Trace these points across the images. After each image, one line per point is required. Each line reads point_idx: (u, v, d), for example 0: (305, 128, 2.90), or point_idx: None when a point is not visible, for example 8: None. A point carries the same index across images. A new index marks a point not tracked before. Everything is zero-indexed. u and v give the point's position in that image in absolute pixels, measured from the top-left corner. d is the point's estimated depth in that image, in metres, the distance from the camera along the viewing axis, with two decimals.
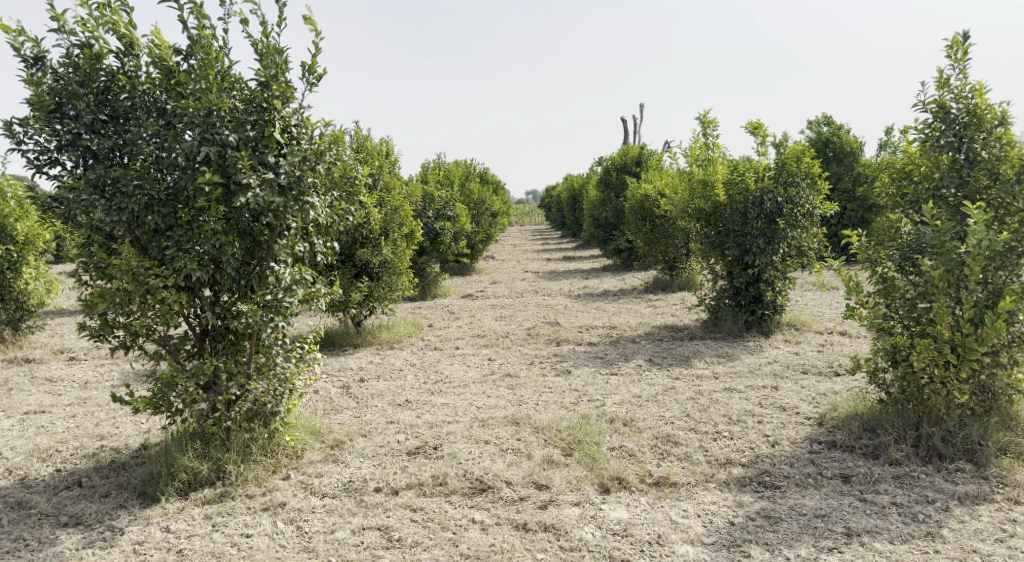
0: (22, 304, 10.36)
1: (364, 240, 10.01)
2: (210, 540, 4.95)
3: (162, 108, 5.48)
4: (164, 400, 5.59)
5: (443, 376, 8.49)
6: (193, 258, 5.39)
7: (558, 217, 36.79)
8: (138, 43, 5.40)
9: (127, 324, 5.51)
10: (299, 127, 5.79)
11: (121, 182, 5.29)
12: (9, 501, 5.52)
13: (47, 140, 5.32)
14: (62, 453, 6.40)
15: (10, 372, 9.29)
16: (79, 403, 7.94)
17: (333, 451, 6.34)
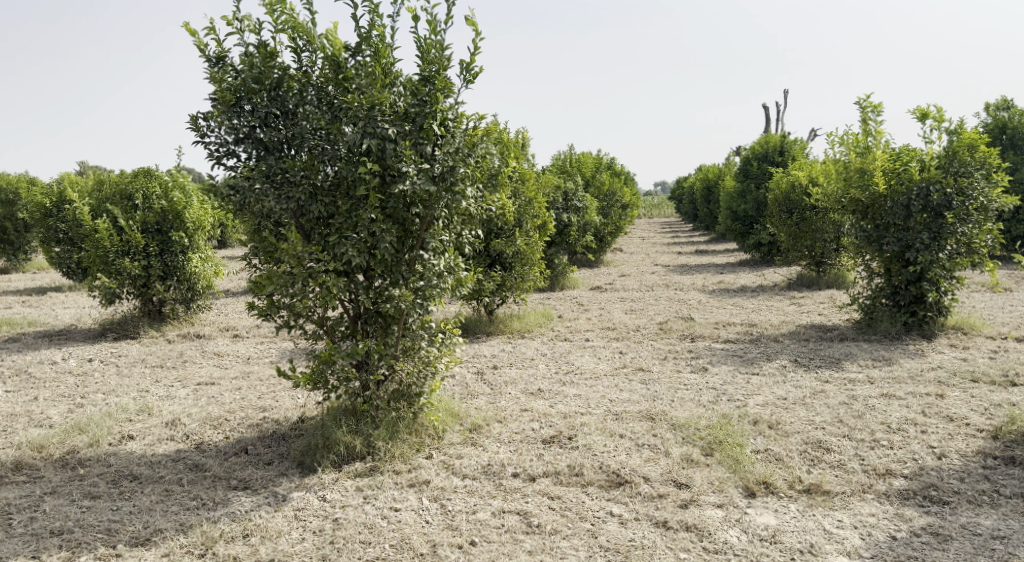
0: (194, 285, 11.34)
1: (499, 231, 10.18)
2: (362, 511, 5.22)
3: (330, 102, 5.81)
4: (322, 377, 5.94)
5: (575, 367, 8.51)
6: (352, 244, 5.70)
7: (691, 209, 35.80)
8: (310, 40, 5.74)
9: (291, 305, 5.93)
10: (454, 121, 6.00)
11: (290, 172, 5.67)
12: (187, 463, 6.07)
13: (226, 133, 5.77)
14: (230, 422, 6.97)
15: (183, 346, 10.20)
16: (243, 377, 8.61)
17: (472, 434, 6.51)
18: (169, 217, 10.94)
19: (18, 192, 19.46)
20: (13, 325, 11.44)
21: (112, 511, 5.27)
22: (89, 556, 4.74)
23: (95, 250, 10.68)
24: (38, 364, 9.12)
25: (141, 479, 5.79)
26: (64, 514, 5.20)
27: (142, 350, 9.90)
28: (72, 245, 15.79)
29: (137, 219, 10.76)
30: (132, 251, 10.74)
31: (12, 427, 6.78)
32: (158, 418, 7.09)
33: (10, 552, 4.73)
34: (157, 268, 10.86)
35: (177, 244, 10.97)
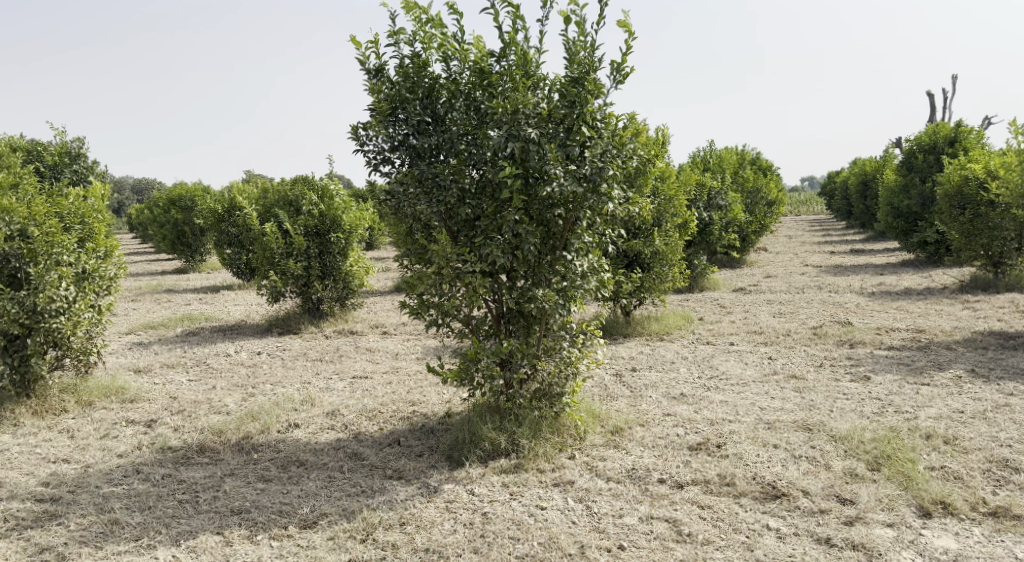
0: (347, 284, 11.97)
1: (637, 231, 10.01)
2: (510, 508, 5.29)
3: (478, 107, 5.94)
4: (467, 374, 6.09)
5: (720, 372, 8.22)
6: (498, 245, 5.80)
7: (844, 205, 33.64)
8: (462, 48, 5.89)
9: (439, 304, 6.13)
10: (602, 121, 5.97)
11: (441, 177, 5.85)
12: (346, 452, 6.42)
13: (383, 141, 6.05)
14: (383, 415, 7.30)
15: (337, 341, 10.80)
16: (392, 371, 8.99)
17: (614, 436, 6.44)
18: (327, 221, 11.62)
19: (195, 200, 21.34)
20: (192, 320, 12.58)
21: (283, 494, 5.66)
22: (264, 534, 5.10)
23: (264, 253, 11.59)
24: (215, 356, 9.97)
25: (307, 465, 6.18)
26: (242, 494, 5.64)
27: (302, 345, 10.58)
28: (241, 247, 17.14)
29: (299, 224, 11.52)
30: (294, 252, 11.53)
31: (195, 413, 7.45)
32: (319, 408, 7.54)
33: (198, 526, 5.18)
34: (316, 269, 11.58)
35: (334, 246, 11.64)
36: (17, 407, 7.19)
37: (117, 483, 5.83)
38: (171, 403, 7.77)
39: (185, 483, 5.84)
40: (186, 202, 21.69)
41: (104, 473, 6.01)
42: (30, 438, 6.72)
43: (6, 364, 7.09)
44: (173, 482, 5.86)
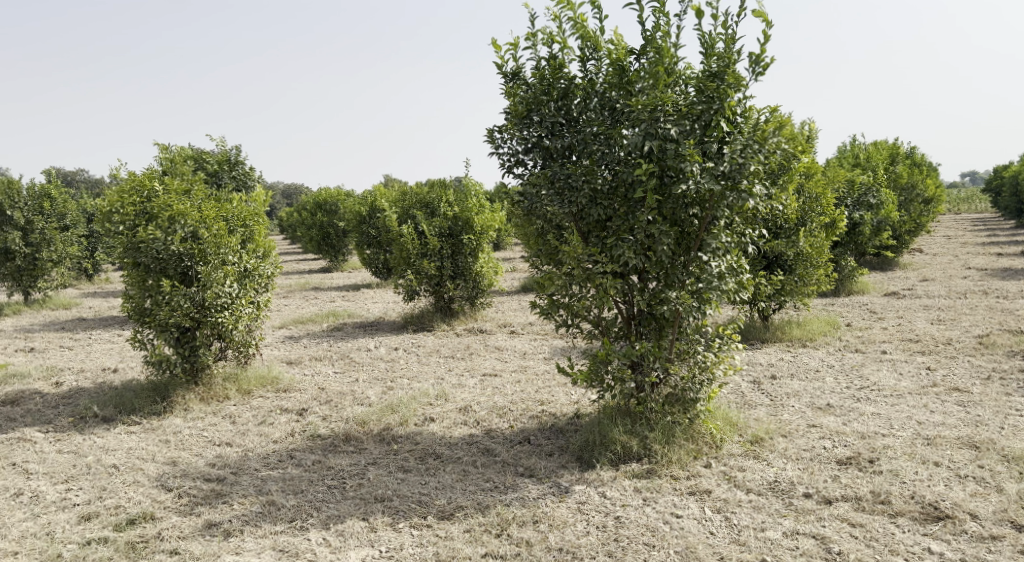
0: (478, 283, 12.20)
1: (779, 231, 9.58)
2: (644, 513, 5.21)
3: (613, 106, 5.89)
4: (598, 376, 6.05)
5: (870, 382, 7.71)
6: (630, 245, 5.72)
7: (1012, 203, 30.68)
8: (599, 46, 5.86)
9: (570, 304, 6.15)
10: (742, 116, 5.77)
11: (573, 178, 5.85)
12: (479, 447, 6.56)
13: (517, 144, 6.13)
14: (514, 412, 7.40)
15: (469, 339, 11.04)
16: (523, 370, 9.08)
17: (754, 446, 6.19)
18: (460, 223, 11.92)
19: (338, 204, 22.42)
20: (335, 316, 13.26)
21: (421, 485, 5.85)
22: (405, 523, 5.30)
23: (401, 253, 12.08)
24: (356, 350, 10.47)
25: (442, 458, 6.37)
26: (384, 483, 5.88)
27: (436, 342, 10.89)
28: (380, 248, 17.90)
29: (434, 225, 11.89)
30: (429, 253, 11.91)
31: (340, 403, 7.86)
32: (452, 404, 7.74)
33: (345, 512, 5.45)
34: (449, 269, 11.90)
35: (466, 247, 11.92)
36: (187, 392, 7.87)
37: (273, 467, 6.24)
38: (319, 394, 8.24)
39: (332, 470, 6.16)
40: (330, 206, 22.92)
41: (261, 457, 6.45)
42: (198, 422, 7.33)
43: (179, 353, 7.77)
44: (321, 468, 6.21)
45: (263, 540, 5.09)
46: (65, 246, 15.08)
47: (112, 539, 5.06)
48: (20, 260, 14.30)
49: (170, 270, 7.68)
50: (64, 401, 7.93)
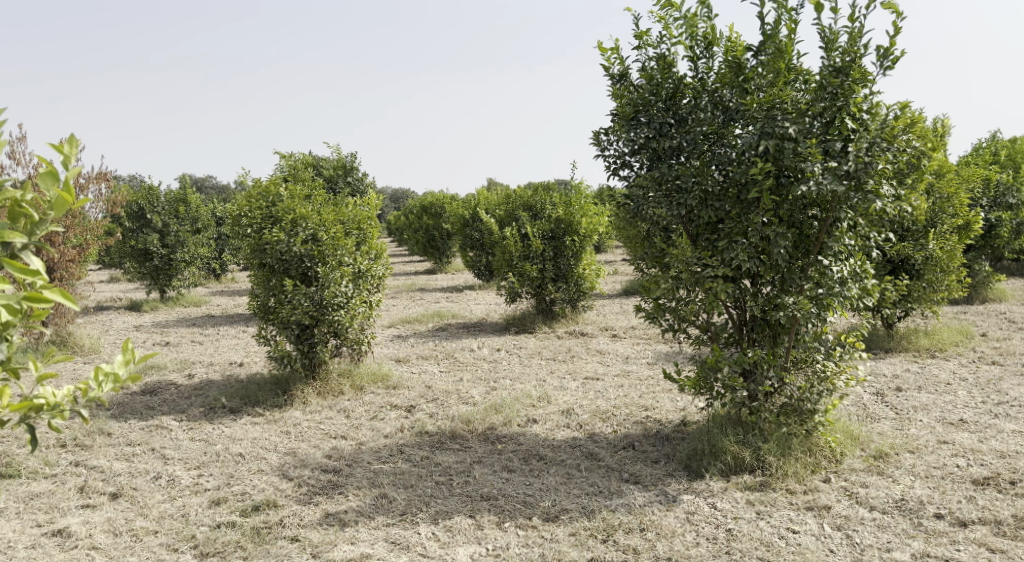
0: (580, 286, 12.08)
1: (906, 233, 9.05)
2: (757, 527, 5.03)
3: (726, 105, 5.74)
4: (707, 383, 5.89)
5: (1009, 397, 7.16)
6: (743, 248, 5.54)
7: None
8: (713, 44, 5.72)
9: (676, 308, 6.02)
10: (869, 113, 5.50)
11: (682, 179, 5.74)
12: (583, 451, 6.53)
13: (624, 145, 6.06)
14: (618, 417, 7.33)
15: (572, 342, 10.99)
16: (626, 375, 8.98)
17: (877, 462, 5.87)
18: (563, 226, 11.91)
19: (443, 207, 22.85)
20: (441, 317, 13.52)
21: (526, 486, 5.89)
22: (511, 523, 5.34)
23: (504, 256, 12.23)
24: (460, 350, 10.65)
25: (546, 460, 6.38)
26: (490, 482, 5.95)
27: (539, 344, 10.93)
28: (483, 250, 18.13)
29: (537, 228, 11.96)
30: (532, 255, 11.98)
31: (446, 402, 8.01)
32: (555, 406, 7.74)
33: (453, 508, 5.55)
34: (550, 271, 11.88)
35: (569, 249, 11.90)
36: (305, 386, 8.23)
37: (384, 461, 6.43)
38: (425, 392, 8.43)
39: (439, 466, 6.29)
40: (436, 209, 23.42)
41: (374, 450, 6.67)
42: (314, 415, 7.65)
43: (298, 349, 8.15)
44: (429, 464, 6.35)
45: (376, 532, 5.25)
46: (196, 247, 16.12)
47: (239, 523, 5.36)
48: (157, 260, 15.37)
49: (292, 270, 8.07)
50: (195, 392, 8.47)
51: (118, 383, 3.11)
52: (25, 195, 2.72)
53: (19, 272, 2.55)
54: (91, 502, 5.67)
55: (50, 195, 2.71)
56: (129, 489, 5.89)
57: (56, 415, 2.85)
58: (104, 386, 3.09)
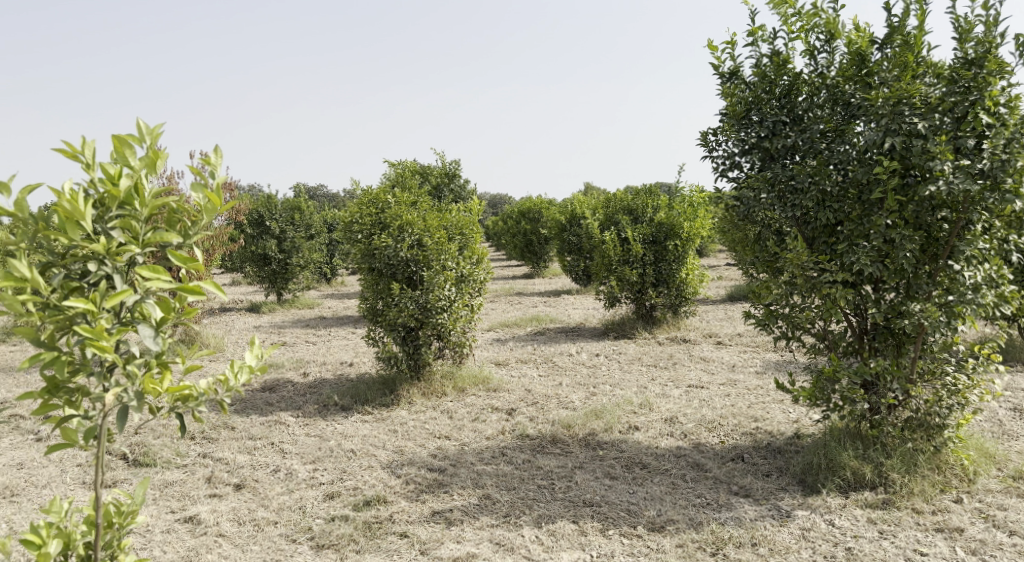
0: (682, 291, 11.81)
1: None
2: (881, 547, 4.78)
3: (847, 100, 5.47)
4: (824, 393, 5.63)
5: None
6: (865, 252, 5.27)
7: None
8: (833, 37, 5.48)
9: (790, 315, 5.79)
10: (1006, 106, 5.12)
11: (798, 179, 5.49)
12: (689, 461, 6.38)
13: (734, 144, 5.90)
14: (726, 427, 7.12)
15: (674, 348, 10.77)
16: (733, 383, 8.72)
17: (1016, 483, 5.46)
18: (665, 229, 11.70)
19: (542, 212, 22.90)
20: (539, 322, 13.54)
21: (630, 493, 5.81)
22: (616, 530, 5.27)
23: (603, 260, 12.15)
24: (559, 355, 10.63)
25: (650, 468, 6.27)
26: (594, 488, 5.90)
27: (639, 349, 10.77)
28: (581, 254, 18.05)
29: (638, 232, 11.79)
30: (631, 260, 11.82)
31: (547, 406, 8.02)
32: (657, 413, 7.60)
33: (557, 513, 5.54)
34: (650, 276, 11.70)
35: (670, 254, 11.66)
36: (410, 387, 8.42)
37: (487, 462, 6.50)
38: (526, 395, 8.46)
39: (542, 470, 6.29)
40: (534, 214, 23.48)
41: (477, 451, 6.74)
42: (419, 415, 7.83)
43: (404, 350, 8.37)
44: (532, 467, 6.36)
45: (481, 532, 5.30)
46: (308, 251, 16.83)
47: (352, 518, 5.53)
48: (274, 264, 16.17)
49: (398, 274, 8.28)
50: (309, 390, 8.84)
51: (252, 373, 3.27)
52: (182, 201, 2.99)
53: (177, 264, 2.82)
54: (217, 492, 6.00)
55: (201, 203, 2.98)
56: (251, 481, 6.19)
57: (201, 404, 3.04)
58: (239, 376, 3.26)
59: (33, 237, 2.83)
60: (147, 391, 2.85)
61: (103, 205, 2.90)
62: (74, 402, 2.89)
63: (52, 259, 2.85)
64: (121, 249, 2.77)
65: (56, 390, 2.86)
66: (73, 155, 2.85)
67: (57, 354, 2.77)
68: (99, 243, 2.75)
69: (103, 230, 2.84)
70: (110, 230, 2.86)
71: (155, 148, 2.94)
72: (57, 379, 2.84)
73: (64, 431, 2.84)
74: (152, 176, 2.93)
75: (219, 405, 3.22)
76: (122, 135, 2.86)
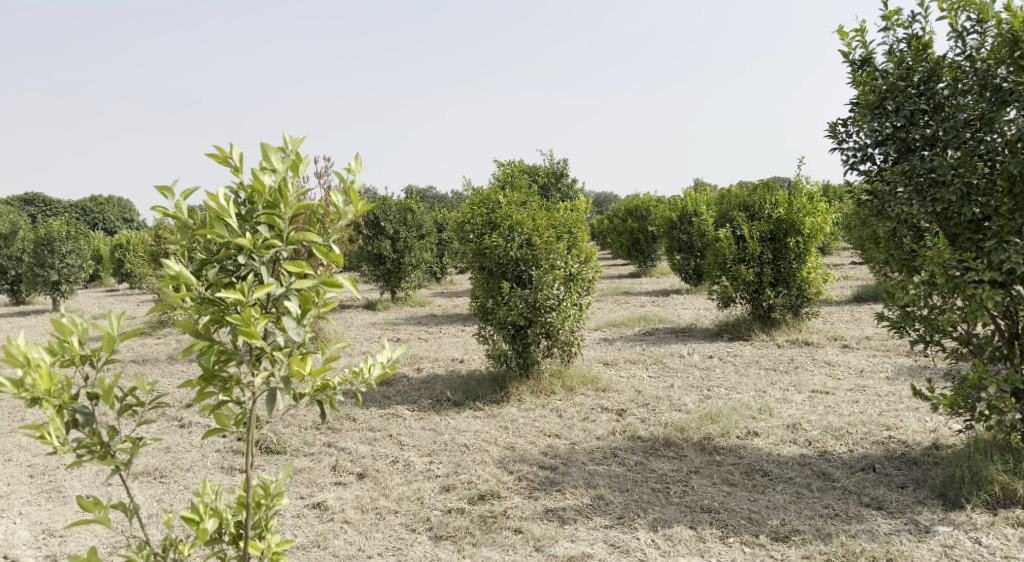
0: (804, 291, 11.28)
1: None
2: None
3: (997, 86, 5.05)
4: (967, 401, 5.21)
5: None
6: (1017, 249, 4.86)
7: None
8: (980, 18, 5.09)
9: (929, 318, 5.42)
10: None
11: (940, 171, 5.14)
12: (815, 469, 6.08)
13: (867, 136, 5.55)
14: (854, 435, 6.75)
15: (794, 351, 10.31)
16: (860, 389, 8.25)
17: None
18: (784, 226, 11.21)
19: (649, 209, 22.47)
20: (648, 321, 13.30)
21: (750, 501, 5.60)
22: (736, 538, 5.10)
23: (717, 258, 11.78)
24: (670, 356, 10.40)
25: (772, 476, 6.02)
26: (712, 494, 5.72)
27: (756, 352, 10.37)
28: (692, 253, 17.58)
29: (754, 229, 11.34)
30: (747, 258, 11.39)
31: (659, 408, 7.86)
32: (779, 419, 7.29)
33: (673, 517, 5.41)
34: (769, 275, 11.22)
35: (790, 252, 11.15)
36: (520, 385, 8.46)
37: (599, 462, 6.43)
38: (637, 396, 8.32)
39: (656, 473, 6.16)
40: (641, 212, 23.02)
41: (588, 451, 6.69)
42: (530, 412, 7.85)
43: (514, 348, 8.42)
44: (645, 470, 6.24)
45: (596, 532, 5.25)
46: (420, 250, 17.24)
47: (468, 511, 5.61)
48: (388, 263, 16.68)
49: (508, 273, 8.33)
50: (423, 385, 9.05)
51: (384, 369, 3.46)
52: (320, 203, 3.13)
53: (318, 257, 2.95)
54: (342, 480, 6.24)
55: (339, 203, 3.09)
56: (373, 470, 6.41)
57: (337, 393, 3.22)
58: (372, 370, 3.46)
59: (189, 236, 3.02)
60: (292, 374, 3.00)
61: (251, 207, 3.06)
62: (228, 389, 3.06)
63: (207, 255, 3.04)
64: (267, 244, 2.93)
65: (211, 378, 3.04)
66: (224, 161, 3.02)
67: (212, 342, 2.96)
68: (247, 238, 2.91)
69: (251, 228, 3.01)
70: (257, 228, 3.03)
71: (294, 152, 3.10)
72: (212, 367, 3.02)
73: (219, 415, 3.04)
74: (294, 179, 3.07)
75: (353, 398, 3.41)
76: (267, 142, 3.02)
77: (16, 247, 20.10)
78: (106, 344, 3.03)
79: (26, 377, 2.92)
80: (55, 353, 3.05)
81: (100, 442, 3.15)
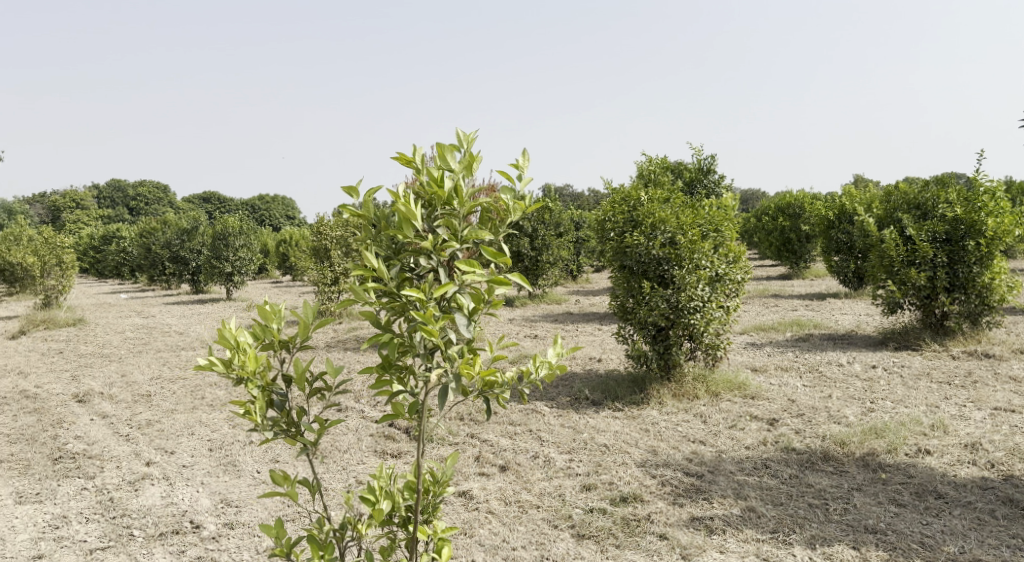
0: (984, 299, 10.26)
1: None
2: None
3: None
4: None
5: None
6: None
7: None
8: None
9: None
10: None
11: None
12: (998, 495, 5.52)
13: None
14: None
15: (972, 364, 9.41)
16: None
17: None
18: (963, 225, 10.27)
19: (804, 207, 21.31)
20: (801, 326, 12.59)
21: (922, 524, 5.15)
22: None
23: (882, 261, 10.95)
24: (828, 364, 9.79)
25: (947, 498, 5.51)
26: (876, 514, 5.32)
27: (926, 363, 9.56)
28: (852, 254, 16.48)
29: (926, 229, 10.49)
30: (918, 261, 10.52)
31: (815, 419, 7.40)
32: (954, 437, 6.67)
33: (832, 535, 5.07)
34: (943, 280, 10.31)
35: (970, 255, 10.19)
36: (661, 387, 8.25)
37: (749, 473, 6.14)
38: (789, 405, 7.88)
39: (812, 488, 5.80)
40: (794, 210, 21.82)
41: (737, 461, 6.40)
42: (673, 416, 7.64)
43: (655, 349, 8.22)
44: (801, 484, 5.89)
45: (747, 545, 5.02)
46: (560, 248, 17.24)
47: (610, 511, 5.53)
48: (527, 261, 16.81)
49: (650, 272, 8.17)
50: (564, 382, 9.02)
51: (551, 368, 3.82)
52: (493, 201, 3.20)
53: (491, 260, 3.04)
54: (486, 471, 6.33)
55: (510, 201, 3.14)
56: (515, 464, 6.46)
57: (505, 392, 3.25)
58: (540, 369, 3.83)
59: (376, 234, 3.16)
60: (462, 372, 3.13)
61: (430, 206, 3.17)
62: (403, 379, 3.20)
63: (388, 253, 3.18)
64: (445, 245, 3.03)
65: (389, 368, 3.17)
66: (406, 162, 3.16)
67: (392, 335, 3.10)
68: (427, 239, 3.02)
69: (429, 227, 3.13)
70: (435, 228, 3.14)
71: (471, 151, 3.17)
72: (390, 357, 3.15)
73: (394, 403, 3.19)
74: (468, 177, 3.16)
75: (523, 394, 3.77)
76: (445, 142, 3.12)
77: (196, 242, 22.07)
78: (303, 331, 3.24)
79: (235, 358, 3.18)
80: (258, 337, 3.28)
81: (292, 422, 3.35)
